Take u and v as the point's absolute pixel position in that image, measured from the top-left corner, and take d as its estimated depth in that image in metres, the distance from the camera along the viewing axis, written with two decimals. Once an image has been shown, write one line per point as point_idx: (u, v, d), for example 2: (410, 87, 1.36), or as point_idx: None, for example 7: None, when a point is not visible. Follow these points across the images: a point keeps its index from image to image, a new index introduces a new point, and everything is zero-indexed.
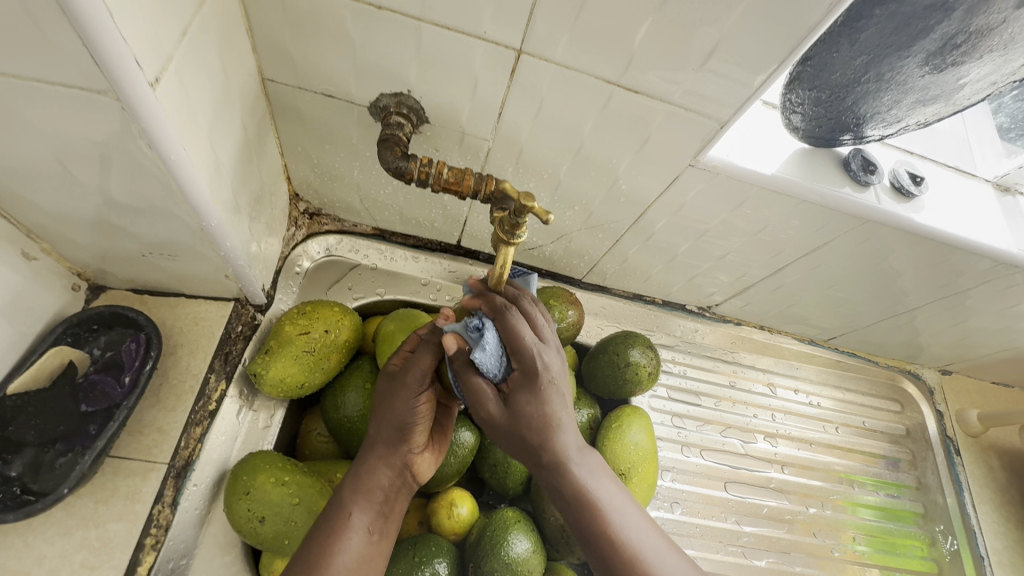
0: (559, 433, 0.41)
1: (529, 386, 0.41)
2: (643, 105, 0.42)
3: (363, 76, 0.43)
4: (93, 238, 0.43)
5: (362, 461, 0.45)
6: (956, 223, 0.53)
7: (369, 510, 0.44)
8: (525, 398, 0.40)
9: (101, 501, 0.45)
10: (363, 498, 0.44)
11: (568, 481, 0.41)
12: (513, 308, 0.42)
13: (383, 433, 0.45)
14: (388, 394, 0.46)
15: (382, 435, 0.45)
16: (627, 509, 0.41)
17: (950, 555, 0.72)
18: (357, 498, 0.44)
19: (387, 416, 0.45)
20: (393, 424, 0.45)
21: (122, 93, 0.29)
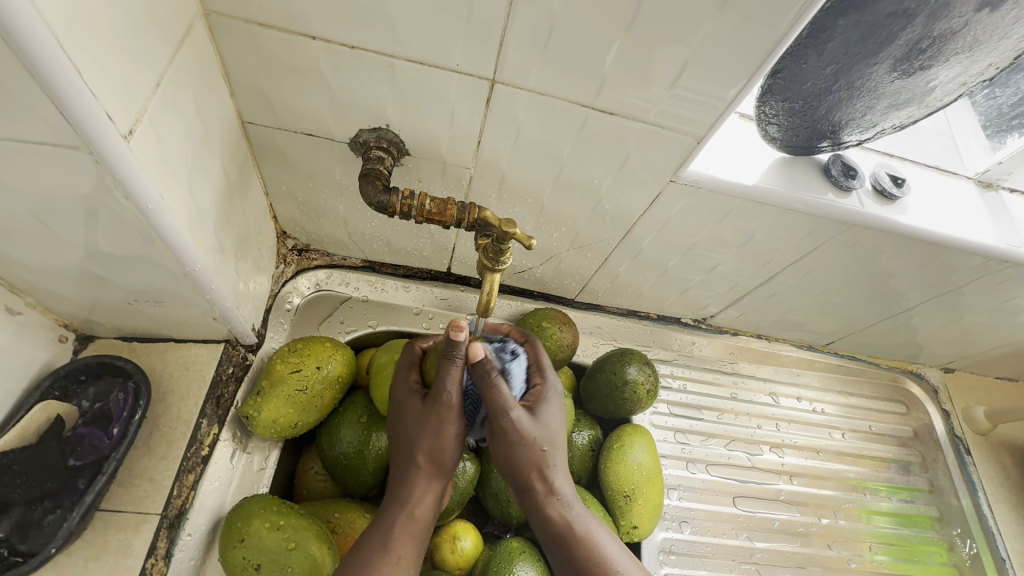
0: (553, 498, 0.47)
1: (513, 444, 0.46)
2: (621, 125, 0.42)
3: (341, 115, 0.43)
4: (79, 289, 0.43)
5: (403, 480, 0.47)
6: (940, 222, 0.53)
7: (413, 538, 0.46)
8: (511, 454, 0.46)
9: (92, 558, 0.44)
10: (405, 522, 0.46)
11: (568, 546, 0.46)
12: (510, 371, 0.47)
13: (427, 457, 0.47)
14: (428, 420, 0.46)
15: (423, 457, 0.47)
16: (624, 564, 0.46)
17: (971, 560, 0.69)
18: (403, 532, 0.45)
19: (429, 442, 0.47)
20: (444, 443, 0.47)
21: (94, 147, 0.29)
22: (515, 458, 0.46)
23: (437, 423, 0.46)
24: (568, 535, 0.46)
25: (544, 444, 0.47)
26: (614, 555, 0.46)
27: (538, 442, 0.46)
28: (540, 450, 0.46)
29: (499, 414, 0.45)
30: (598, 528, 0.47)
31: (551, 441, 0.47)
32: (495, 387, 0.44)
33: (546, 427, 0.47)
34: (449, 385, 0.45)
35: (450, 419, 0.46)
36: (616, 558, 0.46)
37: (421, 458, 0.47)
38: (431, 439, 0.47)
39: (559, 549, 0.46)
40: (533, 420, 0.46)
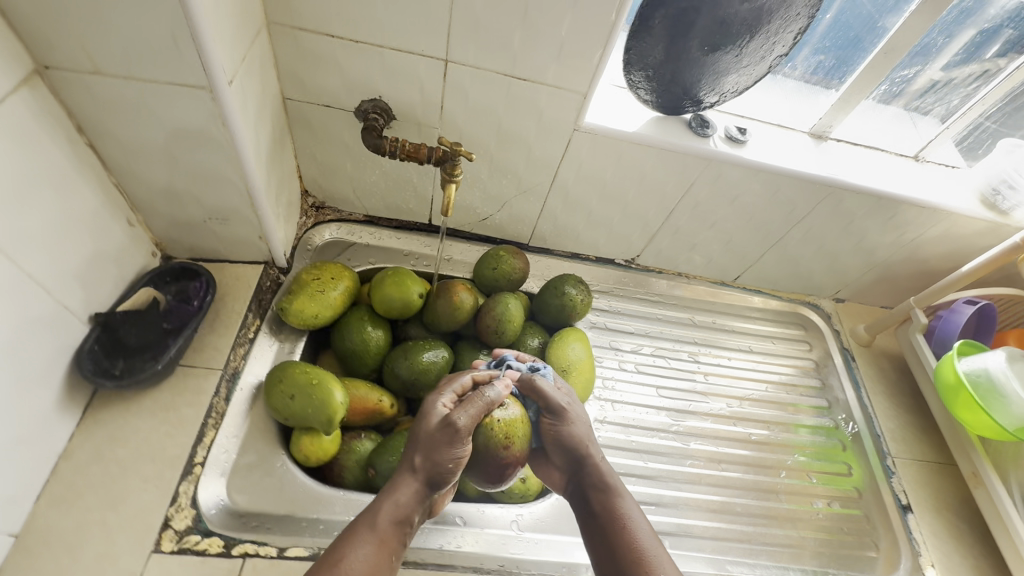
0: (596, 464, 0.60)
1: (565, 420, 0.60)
2: (533, 88, 0.64)
3: (350, 89, 0.65)
4: (174, 206, 0.64)
5: (390, 487, 0.53)
6: (777, 158, 0.75)
7: (389, 534, 0.51)
8: (559, 429, 0.60)
9: (176, 394, 0.63)
10: (382, 519, 0.51)
11: (606, 504, 0.58)
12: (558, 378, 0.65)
13: (426, 470, 0.53)
14: (434, 438, 0.53)
15: (422, 472, 0.53)
16: (647, 535, 0.55)
17: (853, 436, 0.86)
18: (381, 523, 0.51)
19: (433, 457, 0.53)
20: (441, 466, 0.53)
21: (213, 88, 0.50)
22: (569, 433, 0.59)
23: (445, 440, 0.53)
24: (608, 491, 0.58)
25: (584, 417, 0.62)
26: (639, 522, 0.56)
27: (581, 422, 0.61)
28: (584, 429, 0.60)
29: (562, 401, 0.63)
30: (627, 497, 0.58)
31: (584, 415, 0.62)
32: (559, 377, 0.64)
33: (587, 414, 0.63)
34: (474, 412, 0.53)
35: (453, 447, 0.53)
36: (637, 522, 0.56)
37: (419, 469, 0.54)
38: (434, 453, 0.53)
39: (600, 500, 0.58)
40: (570, 395, 0.63)
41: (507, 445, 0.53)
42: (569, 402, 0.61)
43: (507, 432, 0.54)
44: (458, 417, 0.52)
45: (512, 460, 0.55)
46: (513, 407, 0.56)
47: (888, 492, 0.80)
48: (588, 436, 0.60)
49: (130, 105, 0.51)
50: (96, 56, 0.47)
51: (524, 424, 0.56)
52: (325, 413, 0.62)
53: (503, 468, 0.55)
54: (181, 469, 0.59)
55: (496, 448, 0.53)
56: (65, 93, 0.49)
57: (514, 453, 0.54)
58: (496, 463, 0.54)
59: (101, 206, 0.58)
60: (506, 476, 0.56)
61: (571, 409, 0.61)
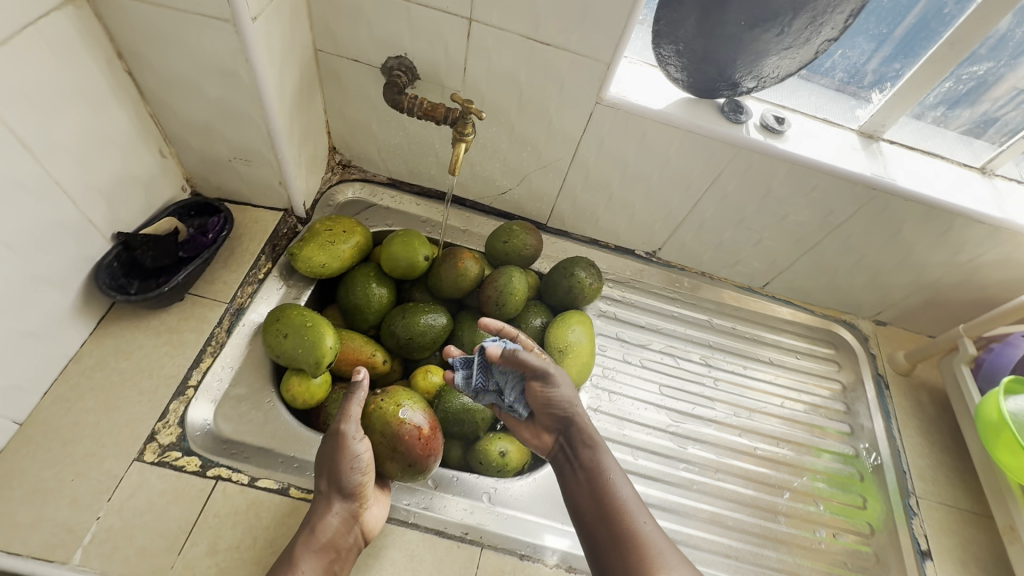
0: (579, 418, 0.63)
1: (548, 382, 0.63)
2: (555, 54, 0.63)
3: (377, 45, 0.67)
4: (202, 143, 0.67)
5: (315, 516, 0.55)
6: (816, 153, 0.69)
7: (319, 558, 0.52)
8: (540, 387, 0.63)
9: (182, 320, 0.66)
10: (309, 549, 0.53)
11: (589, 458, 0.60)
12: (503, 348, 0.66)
13: (332, 484, 0.56)
14: (331, 446, 0.58)
15: (333, 487, 0.56)
16: (627, 489, 0.57)
17: (874, 468, 0.78)
18: (306, 550, 0.53)
19: (335, 469, 0.56)
20: (343, 476, 0.56)
21: (236, 21, 0.52)
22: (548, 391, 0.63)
23: (337, 446, 0.57)
24: (592, 450, 0.61)
25: (571, 386, 0.65)
26: (619, 477, 0.58)
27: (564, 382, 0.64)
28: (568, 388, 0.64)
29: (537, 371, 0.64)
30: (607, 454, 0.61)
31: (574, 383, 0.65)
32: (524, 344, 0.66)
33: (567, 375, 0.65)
34: (351, 409, 0.59)
35: (349, 450, 0.57)
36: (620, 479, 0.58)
37: (328, 486, 0.56)
38: (333, 465, 0.56)
39: (585, 455, 0.61)
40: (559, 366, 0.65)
41: (399, 424, 0.58)
42: (558, 374, 0.64)
43: (403, 415, 0.59)
44: (341, 423, 0.58)
45: (421, 441, 0.59)
46: (403, 398, 0.61)
47: (906, 534, 0.72)
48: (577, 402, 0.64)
49: (164, 34, 0.54)
50: None
51: (421, 408, 0.61)
52: (314, 355, 0.63)
53: (417, 453, 0.58)
54: (174, 388, 0.62)
55: (396, 433, 0.58)
56: (107, 18, 0.53)
57: (415, 427, 0.59)
58: (404, 448, 0.58)
59: (134, 132, 0.62)
60: (426, 462, 0.59)
61: (560, 380, 0.64)
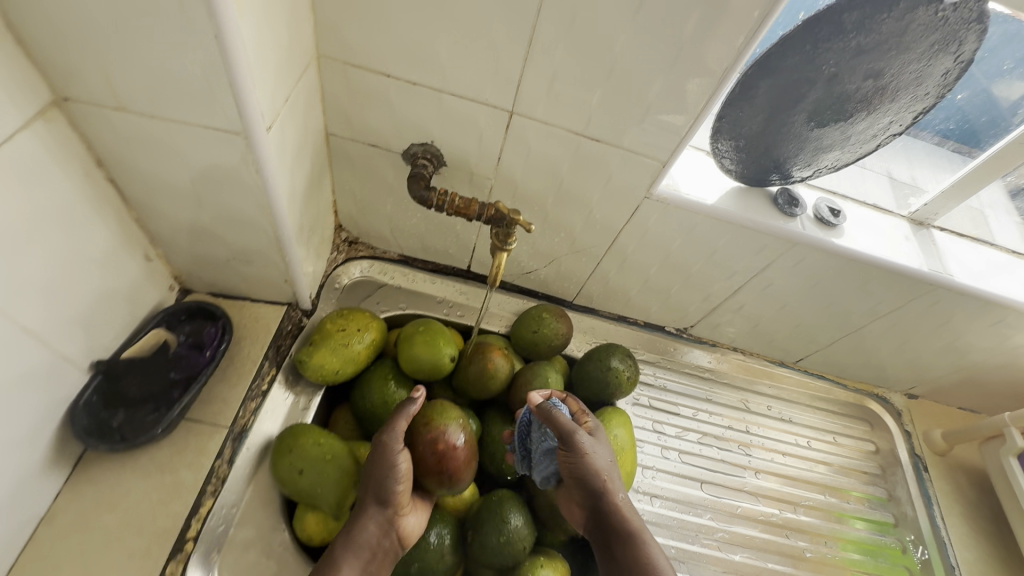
0: (615, 501, 0.57)
1: (580, 454, 0.57)
2: (605, 151, 0.56)
3: (400, 132, 0.59)
4: (197, 244, 0.58)
5: (352, 522, 0.55)
6: (873, 247, 0.65)
7: (357, 562, 0.53)
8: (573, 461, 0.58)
9: (176, 453, 0.57)
10: (348, 553, 0.53)
11: (627, 546, 0.56)
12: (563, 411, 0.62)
13: (371, 493, 0.55)
14: (373, 455, 0.57)
15: (372, 494, 0.55)
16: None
17: (922, 564, 0.75)
18: (345, 556, 0.53)
19: (376, 478, 0.55)
20: (381, 485, 0.55)
21: (248, 134, 0.43)
22: (582, 470, 0.57)
23: (378, 456, 0.56)
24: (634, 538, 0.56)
25: (604, 461, 0.58)
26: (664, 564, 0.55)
27: (602, 458, 0.58)
28: (603, 464, 0.58)
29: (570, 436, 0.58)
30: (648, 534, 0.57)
31: (609, 459, 0.59)
32: (557, 417, 0.58)
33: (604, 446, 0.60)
34: (397, 423, 0.57)
35: (389, 461, 0.56)
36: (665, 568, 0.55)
37: (369, 496, 0.55)
38: (374, 477, 0.55)
39: (622, 546, 0.56)
40: (592, 437, 0.59)
41: (430, 433, 0.57)
42: (592, 447, 0.58)
43: (442, 428, 0.58)
44: (383, 436, 0.56)
45: (452, 451, 0.57)
46: (450, 411, 0.60)
47: None
48: (612, 481, 0.57)
49: (156, 143, 0.45)
50: (120, 92, 0.41)
51: (462, 425, 0.60)
52: (337, 491, 0.56)
53: (447, 464, 0.57)
54: (170, 544, 0.52)
55: (430, 443, 0.57)
56: (85, 126, 0.43)
57: (446, 444, 0.57)
58: (437, 459, 0.57)
59: (116, 243, 0.52)
60: (458, 475, 0.58)
61: (595, 455, 0.58)
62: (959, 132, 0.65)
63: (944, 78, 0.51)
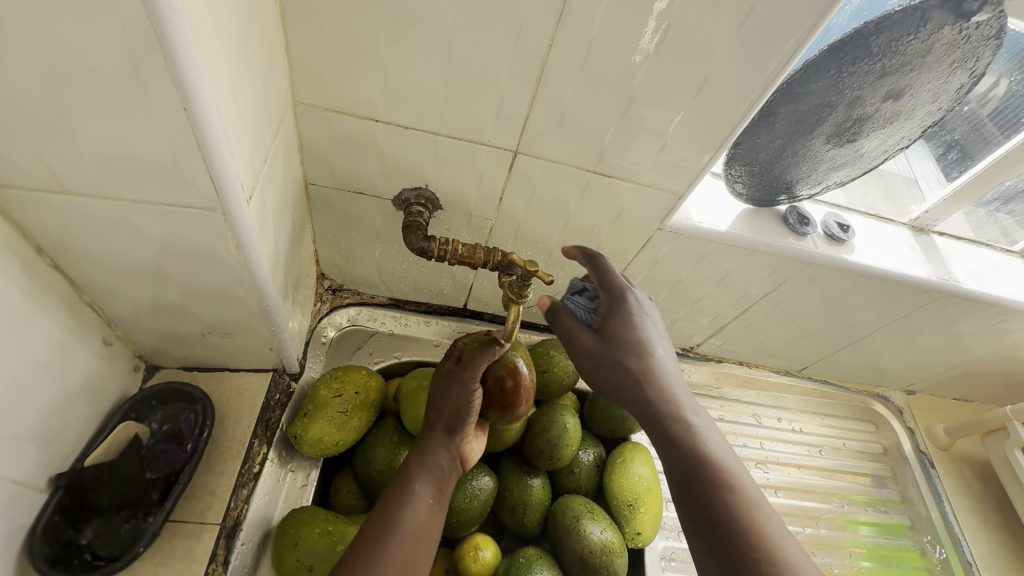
0: (657, 413, 0.42)
1: (585, 358, 0.46)
2: (617, 185, 0.52)
3: (390, 177, 0.53)
4: (164, 321, 0.50)
5: (422, 442, 0.54)
6: (883, 260, 0.64)
7: (430, 490, 0.51)
8: (584, 367, 0.47)
9: (161, 563, 0.49)
10: (422, 472, 0.52)
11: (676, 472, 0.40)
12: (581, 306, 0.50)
13: (443, 416, 0.54)
14: (442, 385, 0.55)
15: (443, 419, 0.54)
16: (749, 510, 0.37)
17: (941, 564, 0.76)
18: (417, 501, 0.50)
19: (449, 409, 0.54)
20: (453, 412, 0.54)
21: (227, 210, 0.37)
22: (596, 374, 0.46)
23: (452, 386, 0.54)
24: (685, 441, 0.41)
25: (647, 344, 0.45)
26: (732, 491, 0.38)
27: (621, 355, 0.45)
28: (622, 364, 0.44)
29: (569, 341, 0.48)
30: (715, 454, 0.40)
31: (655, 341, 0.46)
32: (561, 323, 0.49)
33: (634, 335, 0.45)
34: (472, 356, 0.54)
35: (463, 387, 0.54)
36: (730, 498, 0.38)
37: (441, 424, 0.54)
38: (445, 397, 0.55)
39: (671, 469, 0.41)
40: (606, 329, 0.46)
41: (500, 376, 0.54)
42: (622, 326, 0.46)
43: (512, 360, 0.55)
44: (463, 371, 0.54)
45: (519, 386, 0.54)
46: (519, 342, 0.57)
47: None
48: (635, 376, 0.44)
49: (111, 224, 0.38)
50: (62, 175, 0.33)
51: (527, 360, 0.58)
52: None
53: (514, 395, 0.55)
54: None
55: (500, 367, 0.55)
56: (20, 211, 0.36)
57: (511, 376, 0.54)
58: (506, 397, 0.54)
59: (68, 336, 0.44)
60: (522, 401, 0.55)
61: (630, 335, 0.45)
62: (962, 143, 0.64)
63: (958, 92, 0.50)
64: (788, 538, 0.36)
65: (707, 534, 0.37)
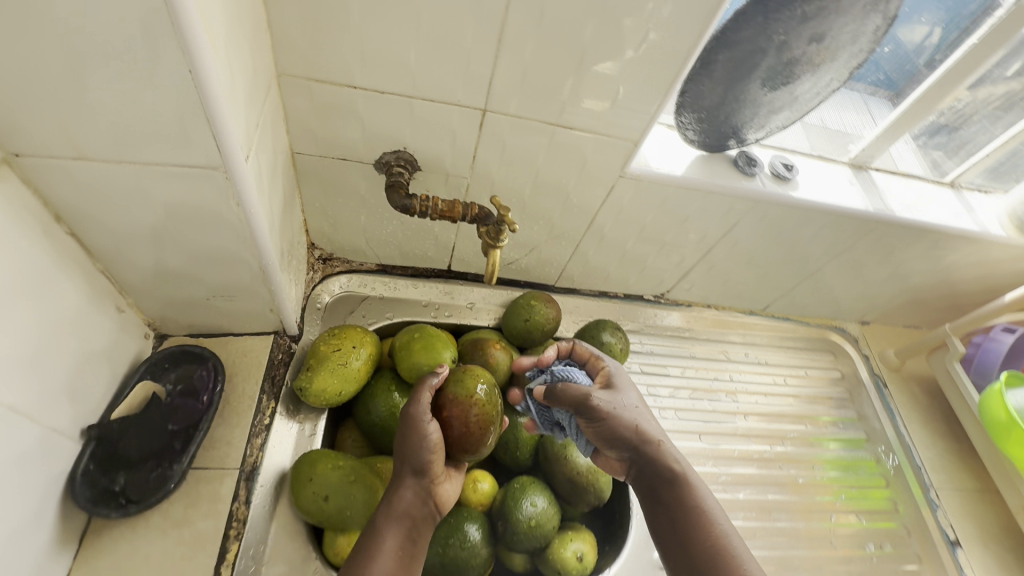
0: (658, 446, 0.57)
1: (599, 417, 0.57)
2: (579, 137, 0.58)
3: (371, 142, 0.57)
4: (171, 287, 0.54)
5: (389, 489, 0.55)
6: (825, 195, 0.70)
7: (400, 535, 0.52)
8: (592, 424, 0.57)
9: (189, 505, 0.54)
10: (389, 520, 0.52)
11: (673, 489, 0.55)
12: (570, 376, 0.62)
13: (405, 462, 0.55)
14: (403, 428, 0.56)
15: (406, 464, 0.55)
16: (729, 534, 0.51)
17: (894, 470, 0.84)
18: (386, 548, 0.51)
19: (411, 454, 0.55)
20: (414, 454, 0.54)
21: (228, 168, 0.41)
22: (616, 429, 0.57)
23: (411, 429, 0.55)
24: (677, 483, 0.55)
25: (628, 406, 0.59)
26: (718, 521, 0.52)
27: (627, 409, 0.59)
28: (628, 415, 0.58)
29: (582, 403, 0.57)
30: (702, 491, 0.54)
31: (633, 404, 0.59)
32: (572, 387, 0.57)
33: (628, 400, 0.60)
34: (422, 397, 0.56)
35: (420, 430, 0.54)
36: (717, 522, 0.52)
37: (405, 469, 0.55)
38: (407, 442, 0.55)
39: (671, 492, 0.55)
40: (611, 393, 0.59)
41: (457, 407, 0.56)
42: (610, 403, 0.57)
43: (472, 391, 0.56)
44: (411, 406, 0.55)
45: (478, 418, 0.56)
46: (484, 376, 0.58)
47: (935, 528, 0.79)
48: (643, 427, 0.57)
49: (123, 188, 0.42)
50: (79, 140, 0.38)
51: (494, 388, 0.59)
52: (367, 510, 0.56)
53: (473, 429, 0.56)
54: None
55: (459, 405, 0.56)
56: (41, 180, 0.40)
57: (469, 411, 0.56)
58: (465, 432, 0.56)
59: (87, 300, 0.49)
60: (485, 428, 0.56)
61: (618, 407, 0.58)
62: (892, 80, 0.72)
63: (875, 34, 0.56)
64: (722, 512, 0.53)
65: (670, 517, 0.54)
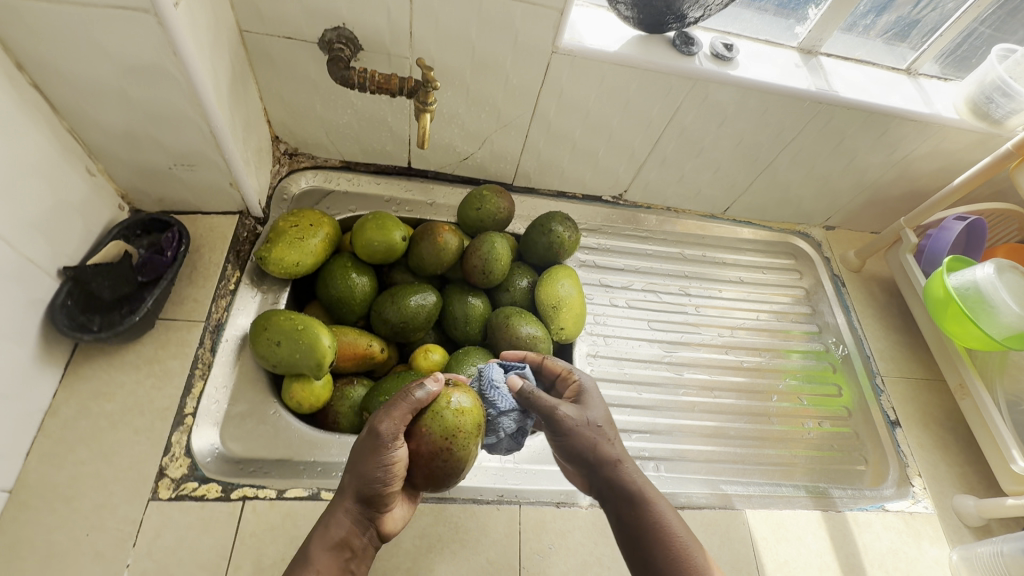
0: (617, 465, 0.51)
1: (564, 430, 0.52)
2: (505, 7, 0.60)
3: (311, 18, 0.61)
4: (135, 153, 0.60)
5: (331, 507, 0.49)
6: (765, 75, 0.71)
7: (333, 563, 0.47)
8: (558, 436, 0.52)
9: (160, 347, 0.62)
10: (322, 547, 0.47)
11: (633, 512, 0.49)
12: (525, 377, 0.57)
13: (353, 484, 0.48)
14: (361, 444, 0.48)
15: (354, 488, 0.48)
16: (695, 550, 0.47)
17: (843, 358, 0.87)
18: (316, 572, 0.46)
19: (363, 479, 0.48)
20: (367, 480, 0.47)
21: (158, 11, 0.46)
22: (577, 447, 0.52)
23: (369, 451, 0.47)
24: (639, 501, 0.50)
25: (596, 427, 0.52)
26: (681, 533, 0.48)
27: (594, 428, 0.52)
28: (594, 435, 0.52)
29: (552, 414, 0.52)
30: (659, 502, 0.50)
31: (602, 421, 0.53)
32: (540, 395, 0.52)
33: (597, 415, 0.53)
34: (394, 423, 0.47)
35: (384, 455, 0.47)
36: (682, 539, 0.47)
37: (353, 492, 0.48)
38: (359, 465, 0.48)
39: (630, 513, 0.49)
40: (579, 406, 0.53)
41: (425, 433, 0.47)
42: (578, 419, 0.52)
43: (456, 413, 0.47)
44: (376, 423, 0.47)
45: (449, 452, 0.47)
46: (462, 391, 0.49)
47: (877, 409, 0.82)
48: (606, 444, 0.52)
49: (71, 34, 0.47)
50: None
51: (475, 407, 0.49)
52: (314, 357, 0.59)
53: (441, 463, 0.47)
54: (171, 420, 0.58)
55: (431, 438, 0.47)
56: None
57: (442, 442, 0.47)
58: (432, 466, 0.48)
59: (56, 154, 0.55)
60: (453, 471, 0.49)
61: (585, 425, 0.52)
62: None
63: None
64: (689, 531, 0.49)
65: (641, 542, 0.48)
